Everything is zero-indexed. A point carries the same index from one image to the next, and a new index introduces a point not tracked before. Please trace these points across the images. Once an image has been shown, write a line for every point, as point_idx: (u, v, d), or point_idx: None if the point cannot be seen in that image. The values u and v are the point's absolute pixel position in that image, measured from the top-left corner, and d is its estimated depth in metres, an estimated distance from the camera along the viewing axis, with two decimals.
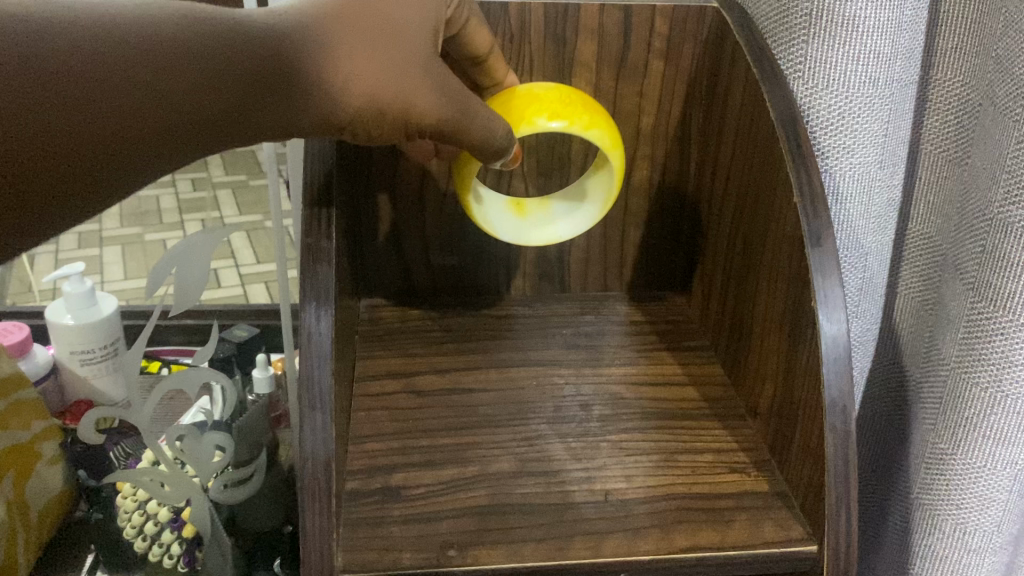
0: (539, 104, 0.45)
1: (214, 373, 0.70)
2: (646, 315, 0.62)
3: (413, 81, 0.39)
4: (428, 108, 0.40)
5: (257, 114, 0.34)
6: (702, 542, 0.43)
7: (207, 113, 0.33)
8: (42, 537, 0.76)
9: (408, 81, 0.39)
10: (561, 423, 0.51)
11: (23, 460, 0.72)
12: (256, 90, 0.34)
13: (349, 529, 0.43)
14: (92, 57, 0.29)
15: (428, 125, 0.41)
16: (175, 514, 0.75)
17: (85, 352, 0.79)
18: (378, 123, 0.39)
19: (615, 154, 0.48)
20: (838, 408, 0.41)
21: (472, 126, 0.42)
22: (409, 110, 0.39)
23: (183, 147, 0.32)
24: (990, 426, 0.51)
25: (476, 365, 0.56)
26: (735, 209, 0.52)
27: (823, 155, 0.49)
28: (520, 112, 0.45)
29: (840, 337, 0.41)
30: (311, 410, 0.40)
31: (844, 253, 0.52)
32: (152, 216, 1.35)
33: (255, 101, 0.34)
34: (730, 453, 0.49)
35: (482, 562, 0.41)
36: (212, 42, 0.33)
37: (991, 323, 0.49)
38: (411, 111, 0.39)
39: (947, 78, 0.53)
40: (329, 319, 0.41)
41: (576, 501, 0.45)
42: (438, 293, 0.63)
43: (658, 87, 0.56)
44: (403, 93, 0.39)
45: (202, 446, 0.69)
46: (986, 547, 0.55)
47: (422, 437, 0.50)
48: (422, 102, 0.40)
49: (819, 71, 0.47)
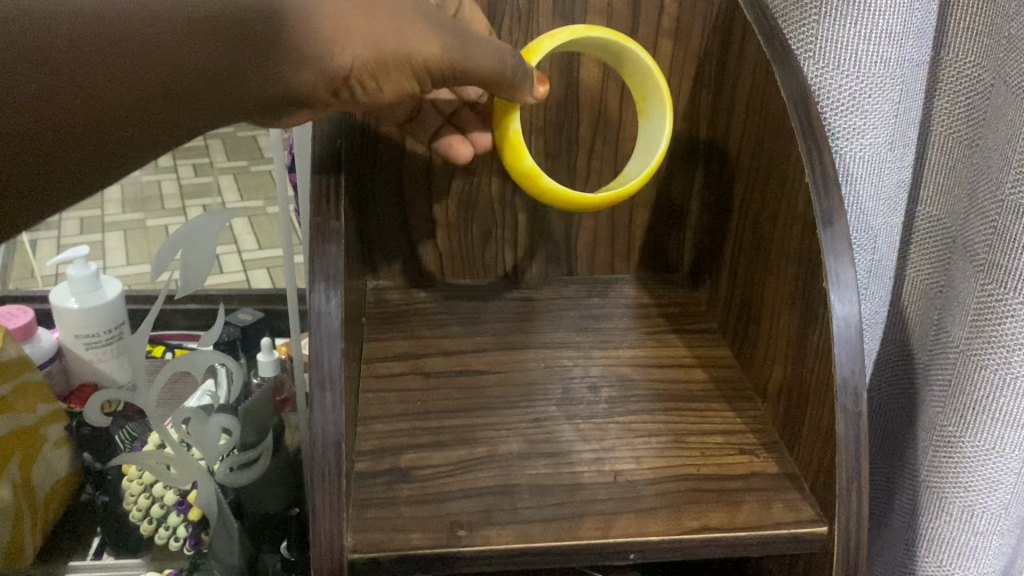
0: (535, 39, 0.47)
1: (221, 356, 0.70)
2: (654, 298, 0.62)
3: (411, 31, 0.41)
4: (431, 50, 0.41)
5: (249, 82, 0.36)
6: (713, 522, 0.43)
7: (197, 84, 0.35)
8: (50, 518, 0.77)
9: (407, 32, 0.40)
10: (570, 405, 0.51)
11: (28, 444, 0.72)
12: (249, 58, 0.36)
13: (358, 509, 0.43)
14: (84, 32, 0.33)
15: (436, 67, 0.42)
16: (180, 497, 0.76)
17: (90, 336, 0.78)
18: (382, 74, 0.40)
19: (632, 45, 0.49)
20: (850, 389, 0.41)
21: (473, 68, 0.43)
22: (410, 56, 0.41)
23: (171, 115, 0.35)
24: (1000, 409, 0.51)
25: (483, 347, 0.56)
26: (745, 190, 0.51)
27: (833, 136, 0.48)
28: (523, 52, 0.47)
29: (851, 317, 0.41)
30: (321, 389, 0.40)
31: (855, 234, 0.52)
32: (154, 201, 1.34)
33: (246, 66, 0.36)
34: (740, 434, 0.49)
35: (492, 542, 0.41)
36: (206, 14, 0.35)
37: (1001, 305, 0.49)
38: (411, 58, 0.41)
39: (958, 58, 0.53)
40: (338, 299, 0.41)
41: (586, 481, 0.45)
42: (445, 275, 0.62)
43: (667, 68, 0.56)
44: (400, 43, 0.40)
45: (210, 429, 0.71)
46: (994, 529, 0.55)
47: (430, 418, 0.49)
48: (424, 47, 0.41)
49: (830, 51, 0.46)
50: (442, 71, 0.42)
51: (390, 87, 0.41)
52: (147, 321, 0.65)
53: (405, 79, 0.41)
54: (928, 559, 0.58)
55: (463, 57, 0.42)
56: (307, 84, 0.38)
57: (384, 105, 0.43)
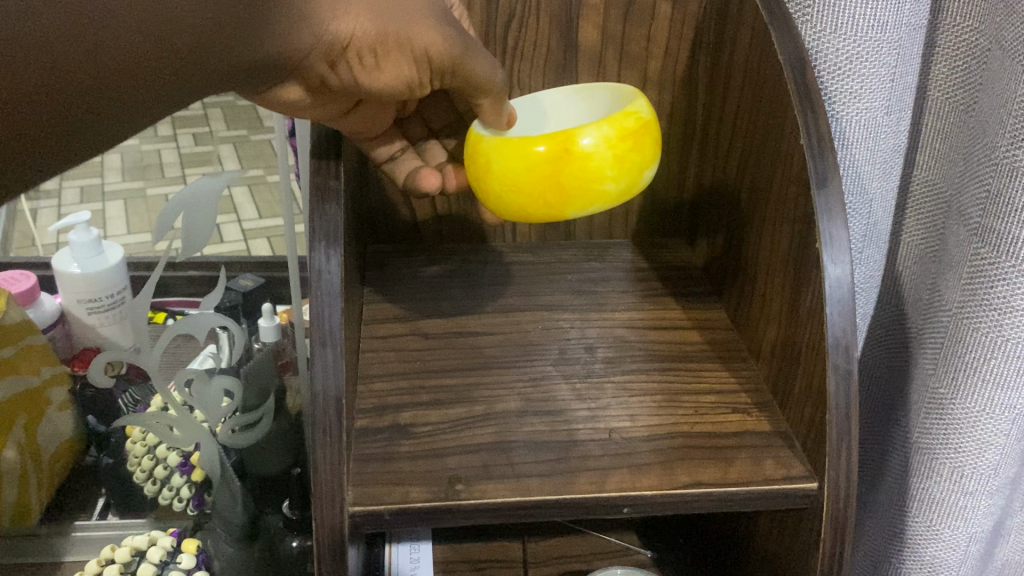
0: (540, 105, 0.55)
1: (221, 318, 0.71)
2: (650, 262, 0.62)
3: (415, 15, 0.43)
4: (434, 40, 0.43)
5: (247, 42, 0.35)
6: (704, 478, 0.44)
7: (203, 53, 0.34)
8: (55, 482, 0.79)
9: (412, 15, 0.43)
10: (566, 364, 0.52)
11: (35, 406, 0.73)
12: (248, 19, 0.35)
13: (359, 464, 0.44)
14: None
15: (436, 59, 0.44)
16: (183, 459, 0.78)
17: (91, 300, 0.79)
18: (380, 52, 0.42)
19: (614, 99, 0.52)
20: (841, 348, 0.42)
21: (473, 61, 0.46)
22: (412, 42, 0.43)
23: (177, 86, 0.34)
24: (991, 371, 0.51)
25: (482, 309, 0.56)
26: (742, 154, 0.52)
27: (830, 100, 0.49)
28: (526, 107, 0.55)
29: (843, 279, 0.42)
30: (322, 348, 0.41)
31: (848, 197, 0.52)
32: (154, 169, 1.34)
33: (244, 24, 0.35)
34: (732, 394, 0.50)
35: (489, 496, 0.42)
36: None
37: (993, 268, 0.49)
38: (412, 45, 0.43)
39: (956, 22, 0.53)
40: (338, 259, 0.41)
41: (581, 438, 0.46)
42: (444, 238, 0.63)
43: (666, 31, 0.56)
44: (404, 29, 0.42)
45: (211, 392, 0.71)
46: (982, 490, 0.56)
47: (430, 377, 0.50)
48: (426, 34, 0.43)
49: (827, 15, 0.47)
50: (443, 67, 0.45)
51: (386, 71, 0.44)
52: (153, 275, 0.65)
53: (404, 62, 0.44)
54: (917, 520, 0.59)
55: (465, 54, 0.45)
56: (305, 36, 0.39)
57: (380, 83, 0.45)
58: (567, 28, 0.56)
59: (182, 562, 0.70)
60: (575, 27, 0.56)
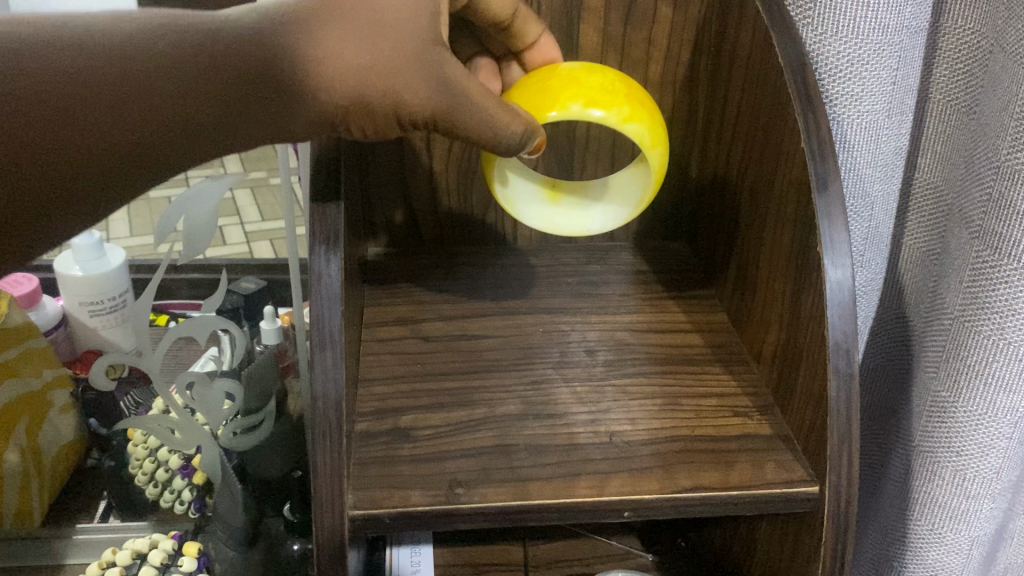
0: (576, 90, 0.44)
1: (222, 321, 0.70)
2: (652, 264, 0.63)
3: (400, 76, 0.38)
4: (421, 98, 0.38)
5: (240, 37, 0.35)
6: (704, 482, 0.44)
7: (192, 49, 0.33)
8: (53, 486, 0.79)
9: (401, 72, 0.38)
10: (567, 367, 0.52)
11: (35, 408, 0.73)
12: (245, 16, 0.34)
13: (358, 468, 0.44)
14: None
15: (428, 114, 0.39)
16: (185, 462, 0.76)
17: (95, 303, 0.79)
18: (366, 117, 0.38)
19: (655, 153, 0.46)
20: (842, 351, 0.42)
21: (467, 115, 0.40)
22: (398, 104, 0.38)
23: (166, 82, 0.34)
24: (993, 373, 0.51)
25: (483, 313, 0.56)
26: (744, 153, 0.51)
27: (831, 102, 0.49)
28: (554, 95, 0.44)
29: (844, 281, 0.42)
30: (321, 351, 0.40)
31: (851, 200, 0.52)
32: None
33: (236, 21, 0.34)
34: (733, 397, 0.50)
35: (489, 499, 0.42)
36: None
37: (996, 271, 0.49)
38: (398, 105, 0.38)
39: (958, 24, 0.53)
40: (338, 262, 0.41)
41: (581, 442, 0.46)
42: (445, 242, 0.63)
43: (667, 33, 0.56)
44: (390, 83, 0.37)
45: (213, 393, 0.70)
46: (984, 493, 0.56)
47: (431, 379, 0.50)
48: (412, 92, 0.38)
49: (828, 18, 0.47)
50: (429, 123, 0.40)
51: (372, 129, 0.39)
52: (154, 277, 0.65)
53: (390, 123, 0.39)
54: (919, 522, 0.59)
55: (454, 109, 0.40)
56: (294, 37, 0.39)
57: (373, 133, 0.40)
58: (568, 30, 0.56)
59: (184, 565, 0.69)
60: (576, 29, 0.56)
